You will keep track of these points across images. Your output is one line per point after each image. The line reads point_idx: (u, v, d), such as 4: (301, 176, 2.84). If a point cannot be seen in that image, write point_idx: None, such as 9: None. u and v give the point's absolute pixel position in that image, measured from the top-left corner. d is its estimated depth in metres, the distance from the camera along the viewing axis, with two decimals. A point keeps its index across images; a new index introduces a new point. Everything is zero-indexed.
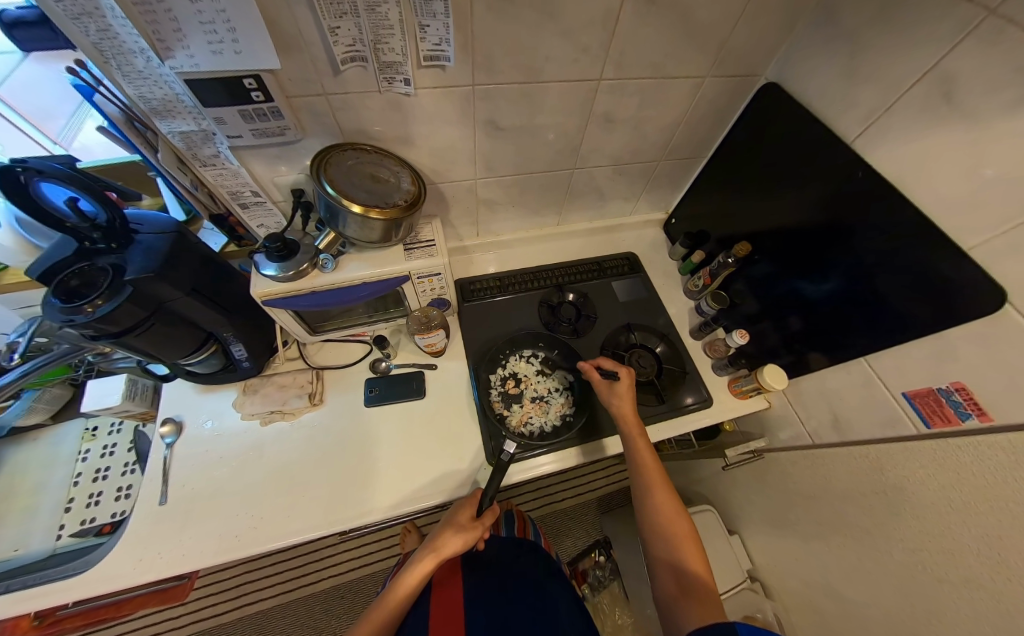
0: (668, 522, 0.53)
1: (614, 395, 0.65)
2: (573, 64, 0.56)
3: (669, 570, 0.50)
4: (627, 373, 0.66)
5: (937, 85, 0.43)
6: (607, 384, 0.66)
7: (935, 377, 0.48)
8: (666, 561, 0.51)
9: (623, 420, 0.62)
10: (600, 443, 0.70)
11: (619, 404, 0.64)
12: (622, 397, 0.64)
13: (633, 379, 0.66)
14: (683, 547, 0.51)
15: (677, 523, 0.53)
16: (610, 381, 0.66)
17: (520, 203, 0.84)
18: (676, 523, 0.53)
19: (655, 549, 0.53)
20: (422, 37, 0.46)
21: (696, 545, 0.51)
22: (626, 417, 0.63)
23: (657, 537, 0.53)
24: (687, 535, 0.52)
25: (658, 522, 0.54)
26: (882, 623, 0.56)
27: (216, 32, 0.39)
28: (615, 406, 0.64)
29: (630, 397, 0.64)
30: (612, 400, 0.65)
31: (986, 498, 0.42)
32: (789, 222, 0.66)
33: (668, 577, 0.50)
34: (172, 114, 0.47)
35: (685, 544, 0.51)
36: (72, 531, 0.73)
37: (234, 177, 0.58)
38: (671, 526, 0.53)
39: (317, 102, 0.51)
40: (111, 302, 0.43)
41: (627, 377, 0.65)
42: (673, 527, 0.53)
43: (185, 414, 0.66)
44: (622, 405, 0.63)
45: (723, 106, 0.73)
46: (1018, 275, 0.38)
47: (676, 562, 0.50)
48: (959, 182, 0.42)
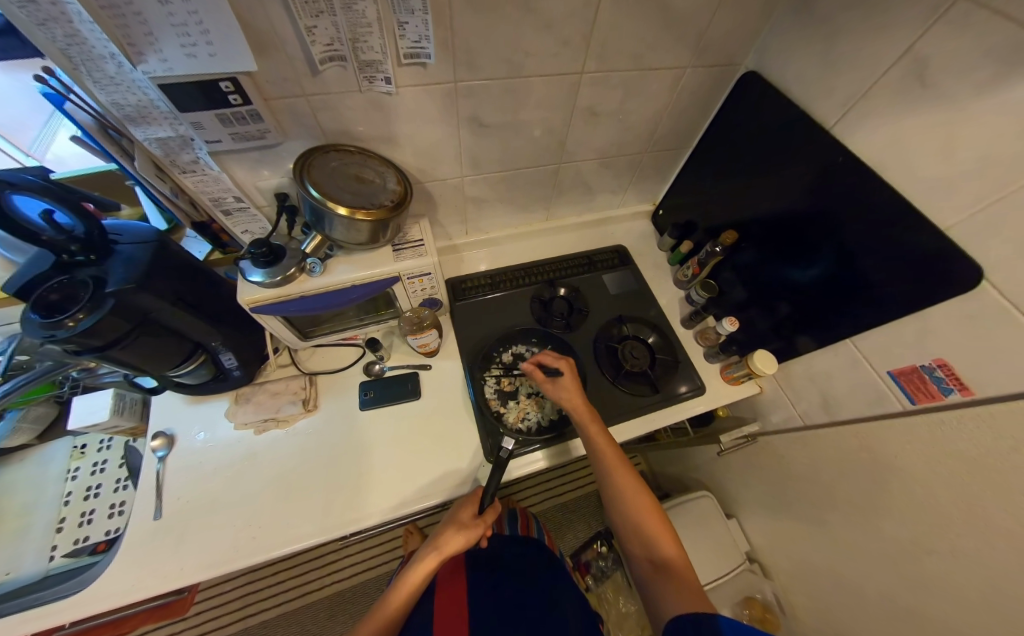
0: (635, 510, 0.53)
1: (563, 391, 0.63)
2: (555, 58, 0.56)
3: (643, 555, 0.51)
4: (568, 366, 0.64)
5: (911, 69, 0.44)
6: (552, 381, 0.64)
7: (918, 355, 0.49)
8: (640, 547, 0.52)
9: (577, 416, 0.61)
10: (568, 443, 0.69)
11: (569, 399, 0.62)
12: (569, 390, 0.62)
13: (576, 369, 0.65)
14: (652, 531, 0.52)
15: (644, 509, 0.53)
16: (554, 378, 0.64)
17: (508, 200, 0.84)
18: (642, 510, 0.53)
19: (629, 537, 0.53)
20: (401, 34, 0.46)
21: (666, 525, 0.53)
22: (580, 412, 0.61)
23: (629, 525, 0.54)
24: (655, 519, 0.52)
25: (625, 510, 0.54)
26: (878, 597, 0.58)
27: (188, 34, 0.38)
28: (567, 404, 0.62)
29: (577, 391, 0.62)
30: (562, 397, 0.62)
31: (972, 470, 0.43)
32: (773, 209, 0.67)
33: (645, 562, 0.51)
34: (148, 120, 0.46)
35: (654, 528, 0.52)
36: (64, 551, 0.71)
37: (215, 182, 0.57)
38: (638, 514, 0.53)
39: (297, 103, 0.50)
40: (93, 316, 0.42)
41: (568, 369, 0.64)
42: (640, 513, 0.53)
43: (177, 427, 0.65)
44: (572, 399, 0.62)
45: (705, 96, 0.73)
46: (995, 252, 0.39)
47: (649, 547, 0.51)
48: (935, 164, 0.43)
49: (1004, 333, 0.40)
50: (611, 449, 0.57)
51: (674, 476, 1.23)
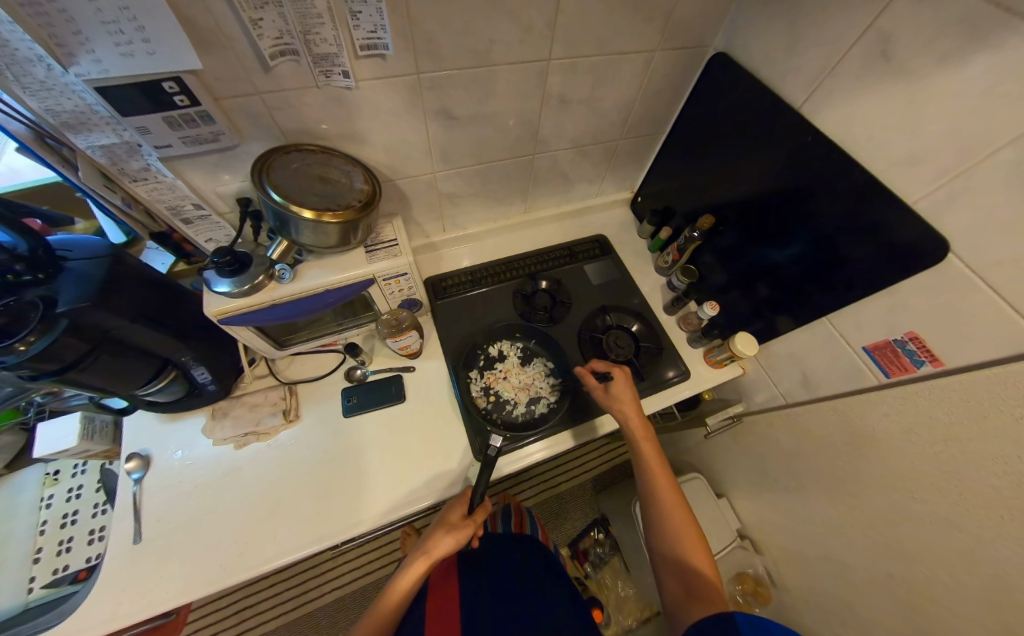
0: (674, 525, 0.54)
1: (614, 399, 0.64)
2: (519, 45, 0.54)
3: (674, 571, 0.52)
4: (622, 376, 0.65)
5: (874, 45, 0.44)
6: (605, 388, 0.65)
7: (890, 329, 0.50)
8: (673, 563, 0.52)
9: (626, 426, 0.62)
10: (594, 423, 0.70)
11: (621, 409, 0.63)
12: (623, 400, 0.63)
13: (630, 379, 0.66)
14: (687, 548, 0.52)
15: (681, 521, 0.54)
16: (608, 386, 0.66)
17: (484, 193, 0.82)
18: (681, 521, 0.54)
19: (660, 548, 0.55)
20: (356, 24, 0.44)
21: (700, 541, 0.53)
22: (630, 420, 0.62)
23: (664, 539, 0.54)
24: (692, 536, 0.53)
25: (664, 524, 0.55)
26: (862, 563, 0.60)
27: (122, 32, 0.35)
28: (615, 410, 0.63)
29: (631, 400, 0.63)
30: (612, 404, 0.64)
31: (945, 438, 0.44)
32: (748, 191, 0.67)
33: (673, 577, 0.52)
34: (89, 127, 0.43)
35: (688, 542, 0.53)
36: (44, 582, 0.69)
37: (171, 190, 0.54)
38: (677, 524, 0.54)
39: (251, 103, 0.48)
40: (47, 337, 0.39)
41: (624, 378, 0.65)
42: (677, 525, 0.54)
43: (152, 447, 0.63)
44: (624, 408, 0.63)
45: (677, 80, 0.73)
46: (960, 225, 0.40)
47: (680, 562, 0.52)
48: (900, 140, 0.44)
49: (970, 304, 0.40)
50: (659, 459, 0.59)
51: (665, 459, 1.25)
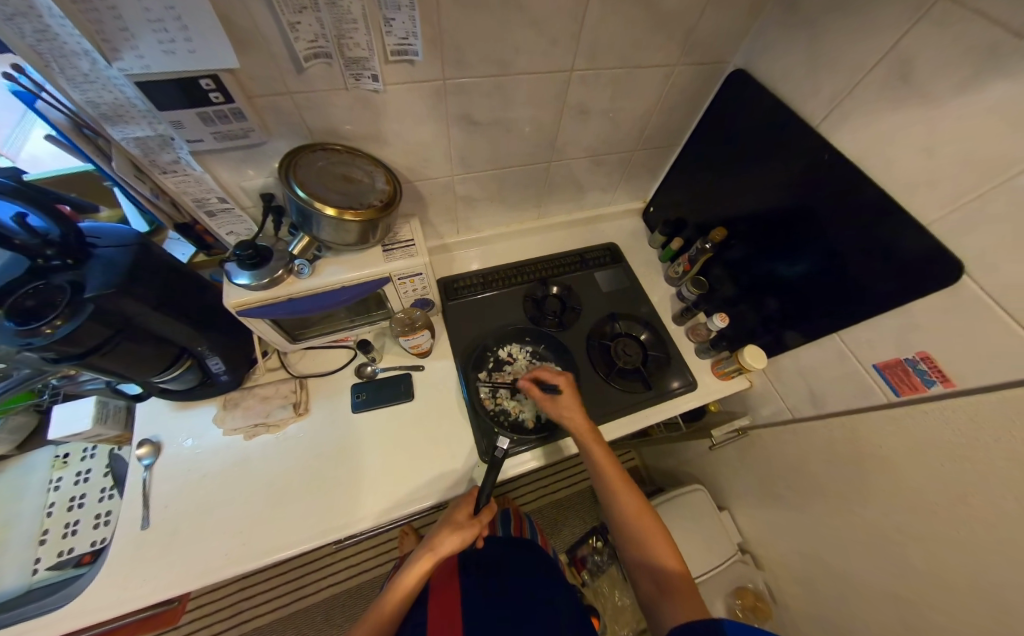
0: (638, 525, 0.54)
1: (562, 408, 0.63)
2: (544, 55, 0.55)
3: (645, 570, 0.52)
4: (566, 383, 0.65)
5: (893, 68, 0.45)
6: (552, 398, 0.64)
7: (900, 348, 0.51)
8: (642, 563, 0.52)
9: (576, 434, 0.61)
10: (562, 442, 0.69)
11: (569, 416, 0.62)
12: (571, 408, 0.62)
13: (573, 385, 0.65)
14: (653, 546, 0.52)
15: (644, 523, 0.54)
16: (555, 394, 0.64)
17: (499, 198, 0.84)
18: (645, 524, 0.54)
19: (631, 554, 0.54)
20: (388, 31, 0.45)
21: (667, 540, 0.53)
22: (580, 431, 0.61)
23: (630, 541, 0.54)
24: (657, 535, 0.53)
25: (628, 527, 0.55)
26: (865, 582, 0.60)
27: (166, 30, 0.36)
28: (565, 421, 0.62)
29: (576, 407, 0.63)
30: (562, 415, 0.63)
31: (953, 459, 0.44)
32: (762, 206, 0.68)
33: (646, 577, 0.51)
34: (125, 119, 0.44)
35: (655, 541, 0.53)
36: (49, 564, 0.69)
37: (198, 183, 0.55)
38: (641, 526, 0.54)
39: (282, 102, 0.49)
40: (72, 323, 0.40)
41: (567, 386, 0.65)
42: (642, 526, 0.54)
43: (163, 433, 0.63)
44: (572, 416, 0.62)
45: (694, 94, 0.74)
46: (975, 248, 0.40)
47: (649, 560, 0.52)
48: (916, 162, 0.44)
49: (982, 325, 0.41)
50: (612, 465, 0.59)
51: (666, 470, 1.24)
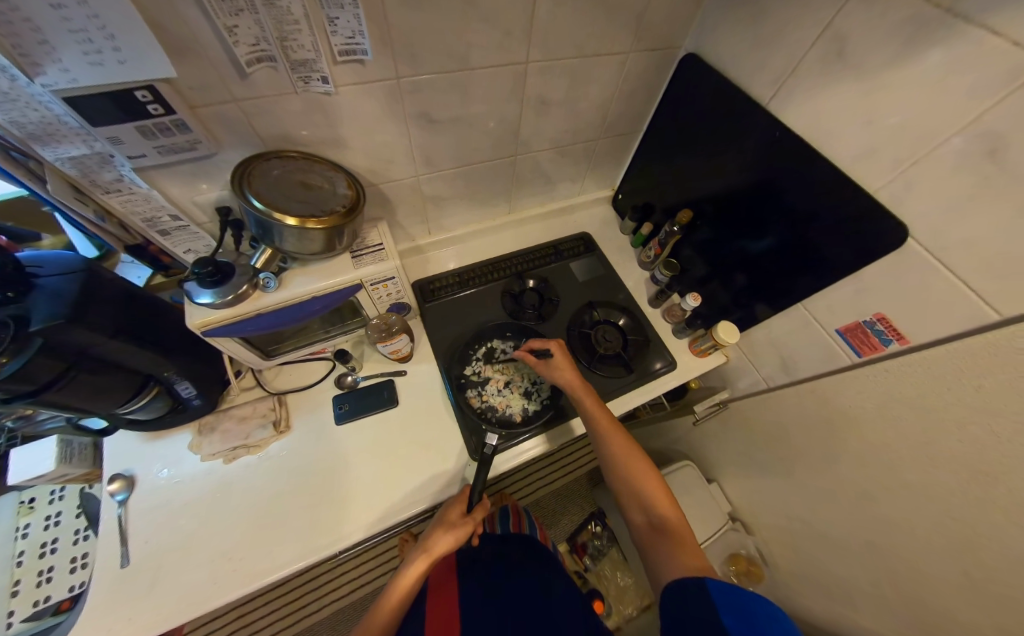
0: (634, 478, 0.54)
1: (555, 369, 0.67)
2: (497, 48, 0.55)
3: (640, 515, 0.52)
4: (558, 347, 0.68)
5: (832, 45, 0.47)
6: (545, 361, 0.68)
7: (859, 312, 0.53)
8: (637, 508, 0.53)
9: (571, 390, 0.64)
10: (567, 425, 0.71)
11: (562, 376, 0.66)
12: (563, 368, 0.66)
13: (566, 350, 0.69)
14: (647, 491, 0.53)
15: (641, 475, 0.54)
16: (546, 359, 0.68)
17: (468, 195, 0.83)
18: (642, 477, 0.54)
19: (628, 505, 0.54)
20: (333, 30, 0.44)
21: (665, 492, 0.53)
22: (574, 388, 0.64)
23: (625, 490, 0.55)
24: (651, 481, 0.53)
25: (625, 480, 0.55)
26: (845, 534, 0.63)
27: (91, 41, 0.34)
28: (560, 380, 0.66)
29: (570, 367, 0.66)
30: (556, 375, 0.66)
31: (913, 411, 0.47)
32: (723, 186, 0.70)
33: (643, 524, 0.52)
34: (56, 138, 0.41)
35: (649, 487, 0.53)
36: (24, 616, 0.66)
37: (146, 201, 0.52)
38: (638, 481, 0.54)
39: (228, 110, 0.47)
40: (19, 359, 0.37)
41: (559, 349, 0.68)
42: (638, 480, 0.54)
43: (136, 467, 0.61)
44: (565, 376, 0.65)
45: (651, 80, 0.75)
46: (917, 211, 0.43)
47: (646, 510, 0.51)
48: (859, 133, 0.46)
49: (928, 282, 0.44)
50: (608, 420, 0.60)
51: (656, 449, 1.27)
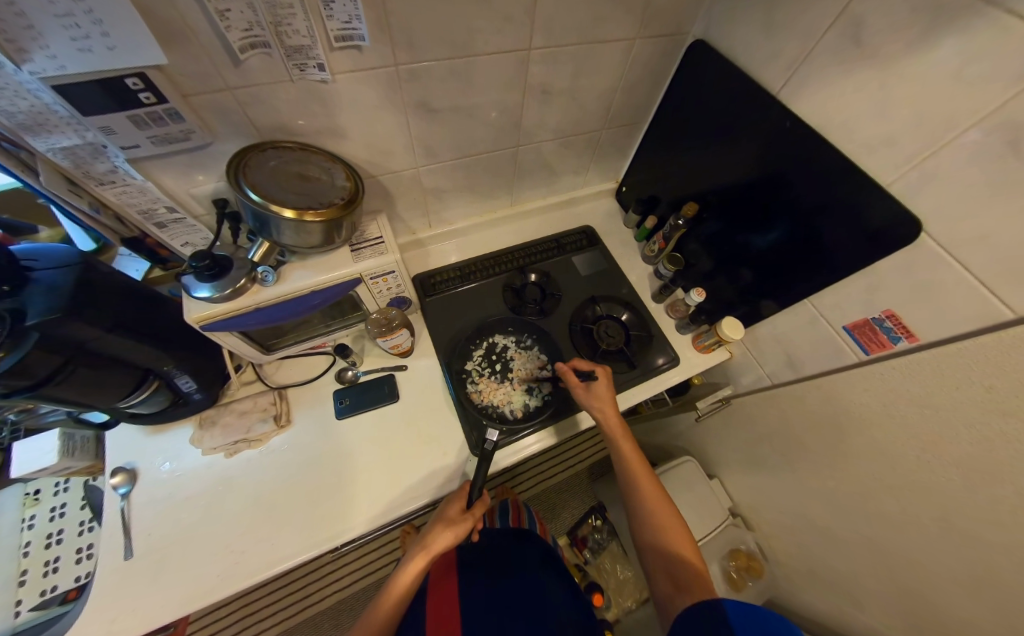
0: (662, 522, 0.55)
1: (595, 398, 0.64)
2: (499, 33, 0.53)
3: (663, 567, 0.53)
4: (603, 374, 0.65)
5: (848, 30, 0.45)
6: (586, 386, 0.65)
7: (868, 308, 0.52)
8: (659, 554, 0.54)
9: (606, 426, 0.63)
10: (568, 421, 0.70)
11: (600, 407, 0.63)
12: (602, 399, 0.64)
13: (611, 377, 0.65)
14: (675, 544, 0.53)
15: (667, 519, 0.56)
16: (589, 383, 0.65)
17: (469, 187, 0.82)
18: (669, 521, 0.55)
19: (649, 548, 0.55)
20: (329, 15, 0.42)
21: (688, 540, 0.54)
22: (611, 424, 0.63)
23: (652, 538, 0.55)
24: (680, 534, 0.54)
25: (652, 523, 0.56)
26: (846, 530, 0.63)
27: (78, 26, 0.32)
28: (596, 411, 0.64)
29: (610, 399, 0.64)
30: (594, 404, 0.64)
31: (920, 411, 0.47)
32: (731, 178, 0.68)
33: (662, 571, 0.53)
34: (47, 128, 0.40)
35: (678, 540, 0.54)
36: (32, 605, 0.68)
37: (142, 193, 0.52)
38: (665, 525, 0.55)
39: (221, 99, 0.46)
40: (16, 354, 0.37)
41: (605, 377, 0.65)
42: (664, 523, 0.55)
43: (138, 460, 0.61)
44: (605, 410, 0.63)
45: (658, 67, 0.72)
46: (931, 205, 0.41)
47: (668, 556, 0.53)
48: (874, 122, 0.45)
49: (940, 279, 0.42)
50: (641, 463, 0.61)
51: (657, 444, 1.27)
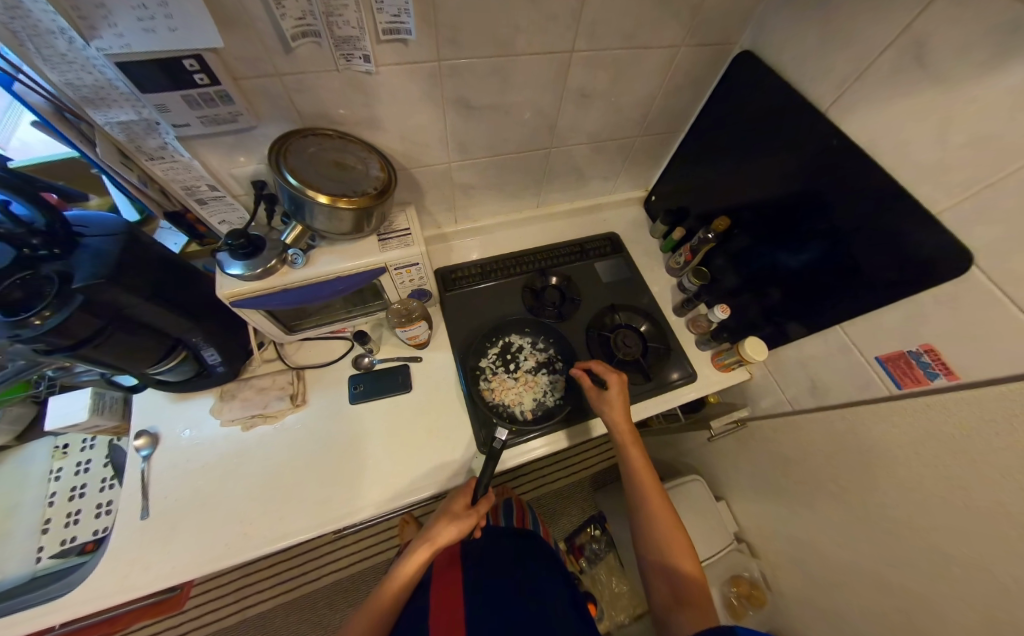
0: (666, 534, 0.55)
1: (607, 404, 0.63)
2: (544, 34, 0.53)
3: (663, 582, 0.53)
4: (617, 381, 0.64)
5: (908, 49, 0.43)
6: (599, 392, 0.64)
7: (905, 340, 0.50)
8: (659, 566, 0.54)
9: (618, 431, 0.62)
10: (579, 427, 0.70)
11: (613, 413, 0.62)
12: (615, 406, 0.63)
13: (624, 385, 0.64)
14: (677, 558, 0.53)
15: (671, 533, 0.55)
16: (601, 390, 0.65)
17: (497, 186, 0.82)
18: (673, 535, 0.55)
19: (649, 557, 0.55)
20: (379, 8, 0.43)
21: (691, 555, 0.54)
22: (621, 427, 0.62)
23: (653, 548, 0.55)
24: (684, 549, 0.54)
25: (655, 533, 0.55)
26: (863, 570, 0.60)
27: (144, 6, 0.34)
28: (608, 415, 0.63)
29: (623, 405, 0.63)
30: (606, 410, 0.63)
31: (955, 453, 0.44)
32: (766, 195, 0.66)
33: (662, 582, 0.53)
34: (107, 103, 0.42)
35: (681, 557, 0.53)
36: (52, 553, 0.71)
37: (187, 170, 0.54)
38: (669, 538, 0.55)
39: (270, 84, 0.47)
40: (61, 313, 0.39)
41: (619, 384, 0.64)
42: (667, 535, 0.55)
43: (161, 425, 0.63)
44: (617, 415, 0.62)
45: (699, 77, 0.71)
46: (984, 238, 0.39)
47: (669, 569, 0.53)
48: (928, 147, 0.43)
49: (988, 317, 0.40)
50: (649, 472, 0.59)
51: (664, 460, 1.25)
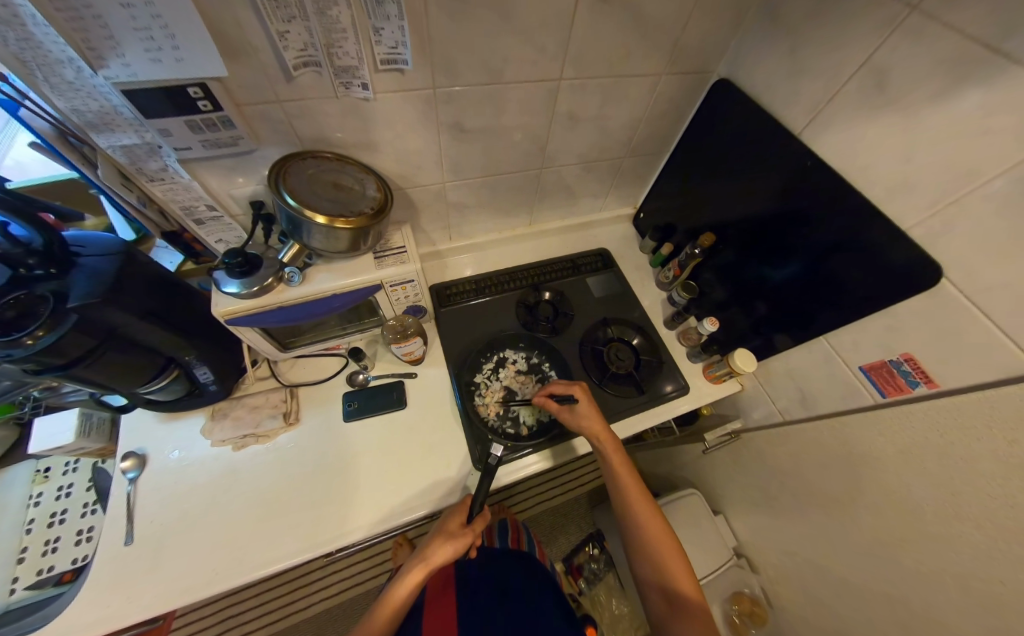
0: (657, 546, 0.55)
1: (580, 418, 0.62)
2: (534, 64, 0.56)
3: (657, 587, 0.54)
4: (581, 393, 0.63)
5: (871, 78, 0.46)
6: (568, 409, 0.63)
7: (886, 351, 0.52)
8: (655, 578, 0.55)
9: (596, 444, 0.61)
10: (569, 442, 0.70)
11: (587, 426, 0.61)
12: (589, 419, 0.62)
13: (590, 394, 0.64)
14: (671, 570, 0.54)
15: (662, 543, 0.55)
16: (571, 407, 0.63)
17: (491, 205, 0.84)
18: (665, 547, 0.55)
19: (645, 568, 0.56)
20: (377, 40, 0.45)
21: (686, 566, 0.54)
22: (598, 439, 0.61)
23: (646, 560, 0.56)
24: (676, 560, 0.54)
25: (647, 546, 0.56)
26: (861, 583, 0.60)
27: (152, 38, 0.36)
28: (583, 429, 0.62)
29: (596, 418, 0.62)
30: (580, 424, 0.62)
31: (940, 460, 0.45)
32: (749, 212, 0.69)
33: (658, 593, 0.54)
34: (111, 127, 0.43)
35: (674, 567, 0.54)
36: (27, 584, 0.68)
37: (186, 191, 0.55)
38: (660, 549, 0.55)
39: (271, 110, 0.49)
40: (54, 332, 0.39)
41: (585, 397, 0.63)
42: (659, 546, 0.55)
43: (149, 446, 0.62)
44: (592, 427, 0.61)
45: (682, 101, 0.75)
46: (951, 253, 0.41)
47: (665, 581, 0.53)
48: (894, 168, 0.46)
49: (960, 327, 0.42)
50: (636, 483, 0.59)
51: (661, 474, 1.24)
